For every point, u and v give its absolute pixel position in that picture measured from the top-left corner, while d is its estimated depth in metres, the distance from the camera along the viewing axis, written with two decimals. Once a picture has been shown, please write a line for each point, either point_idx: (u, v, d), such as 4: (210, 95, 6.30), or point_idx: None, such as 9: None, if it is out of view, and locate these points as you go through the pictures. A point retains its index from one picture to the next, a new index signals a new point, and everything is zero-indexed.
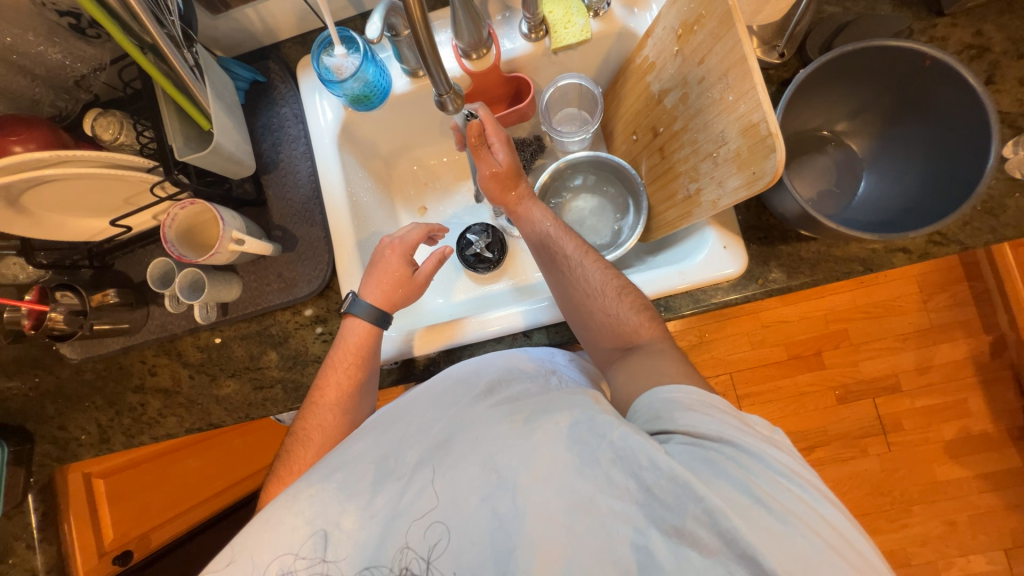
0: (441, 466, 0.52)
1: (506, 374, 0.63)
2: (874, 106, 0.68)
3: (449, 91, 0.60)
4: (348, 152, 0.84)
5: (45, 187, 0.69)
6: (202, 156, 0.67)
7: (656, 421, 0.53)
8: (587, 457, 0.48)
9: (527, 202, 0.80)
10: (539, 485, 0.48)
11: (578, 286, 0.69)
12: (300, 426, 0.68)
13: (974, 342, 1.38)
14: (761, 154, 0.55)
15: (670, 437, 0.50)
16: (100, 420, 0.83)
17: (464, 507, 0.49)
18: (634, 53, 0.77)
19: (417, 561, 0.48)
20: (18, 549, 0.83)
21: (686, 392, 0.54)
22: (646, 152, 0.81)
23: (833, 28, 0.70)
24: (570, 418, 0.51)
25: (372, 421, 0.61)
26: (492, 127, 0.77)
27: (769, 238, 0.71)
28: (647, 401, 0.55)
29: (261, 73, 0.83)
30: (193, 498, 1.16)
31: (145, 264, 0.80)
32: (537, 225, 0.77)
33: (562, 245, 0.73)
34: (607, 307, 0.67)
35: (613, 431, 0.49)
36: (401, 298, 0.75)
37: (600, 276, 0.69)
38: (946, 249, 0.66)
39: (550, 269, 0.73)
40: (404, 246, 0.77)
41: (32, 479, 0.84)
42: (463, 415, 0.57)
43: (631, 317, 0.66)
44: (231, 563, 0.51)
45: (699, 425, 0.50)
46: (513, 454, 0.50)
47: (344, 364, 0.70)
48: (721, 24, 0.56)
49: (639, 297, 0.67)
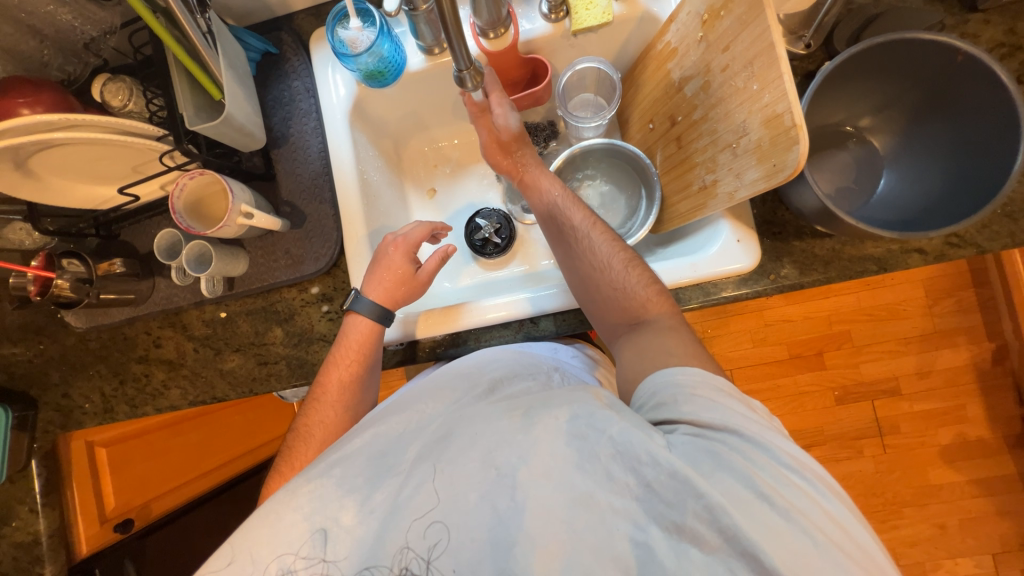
0: (440, 461, 0.52)
1: (508, 372, 0.63)
2: (899, 103, 0.67)
3: (470, 67, 0.57)
4: (359, 130, 0.82)
5: (51, 152, 0.67)
6: (214, 127, 0.65)
7: (660, 410, 0.53)
8: (586, 451, 0.48)
9: (533, 171, 0.79)
10: (539, 481, 0.48)
11: (584, 257, 0.69)
12: (303, 423, 0.69)
13: (976, 349, 1.38)
14: (783, 146, 0.54)
15: (675, 427, 0.50)
16: (103, 389, 0.85)
17: (464, 503, 0.49)
18: (656, 39, 0.75)
19: (417, 560, 0.48)
20: (22, 512, 0.86)
21: (692, 373, 0.54)
22: (661, 141, 0.80)
23: (863, 20, 0.68)
24: (569, 413, 0.51)
25: (374, 416, 0.61)
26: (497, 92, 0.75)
27: (784, 233, 0.70)
28: (651, 386, 0.56)
29: (273, 44, 0.81)
30: (197, 469, 1.19)
31: (150, 236, 0.80)
32: (545, 194, 0.76)
33: (569, 216, 0.73)
34: (614, 280, 0.67)
35: (613, 425, 0.49)
36: (403, 296, 0.74)
37: (608, 249, 0.69)
38: (962, 252, 0.65)
39: (558, 242, 0.73)
40: (407, 244, 0.76)
41: (36, 445, 0.86)
42: (462, 411, 0.57)
43: (639, 289, 0.65)
44: (231, 562, 0.51)
45: (702, 414, 0.50)
46: (513, 448, 0.50)
47: (347, 360, 0.70)
48: (750, 10, 0.55)
49: (648, 270, 0.67)
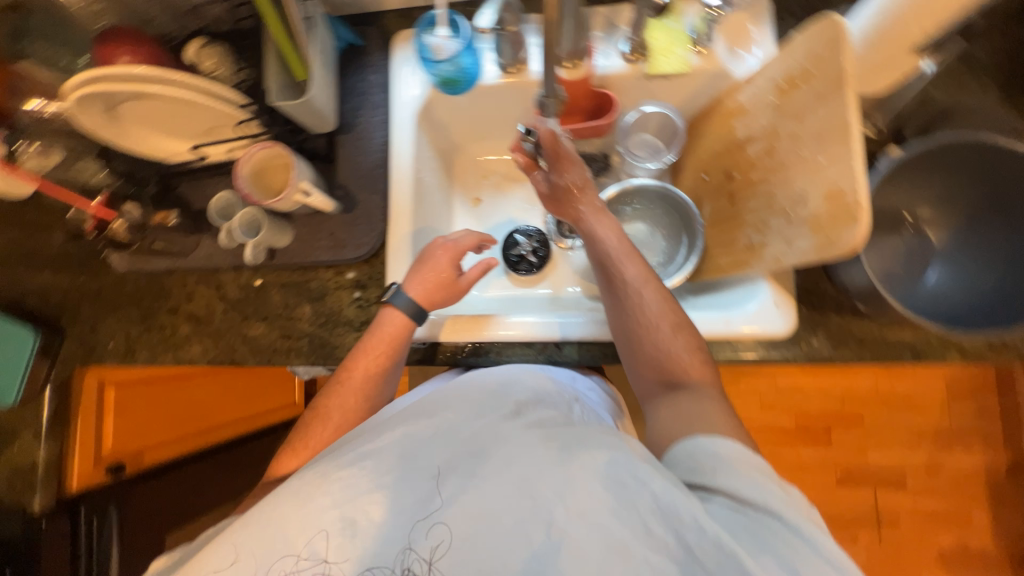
0: (475, 479, 0.52)
1: (532, 397, 0.63)
2: (962, 199, 0.66)
3: (553, 95, 0.59)
4: (423, 131, 0.85)
5: (138, 102, 0.71)
6: (293, 106, 0.68)
7: (697, 473, 0.52)
8: (623, 499, 0.48)
9: (590, 214, 0.75)
10: (574, 522, 0.48)
11: (631, 314, 0.68)
12: (323, 403, 0.70)
13: (990, 456, 1.34)
14: (841, 222, 0.54)
15: (712, 495, 0.50)
16: (130, 331, 0.87)
17: (498, 528, 0.49)
18: (726, 95, 0.76)
19: (419, 561, 0.50)
20: (25, 437, 0.89)
21: (732, 447, 0.53)
22: (713, 194, 0.82)
23: (933, 113, 0.69)
24: (608, 457, 0.50)
25: (403, 413, 0.61)
26: (550, 145, 0.71)
27: (823, 305, 0.70)
28: (688, 448, 0.55)
29: (359, 38, 0.84)
30: (193, 425, 1.20)
31: (207, 194, 0.83)
32: (598, 241, 0.73)
33: (622, 269, 0.71)
34: (659, 342, 0.66)
35: (653, 480, 0.48)
36: (441, 299, 0.75)
37: (658, 308, 0.68)
38: (1001, 357, 0.65)
39: (607, 292, 0.72)
40: (456, 249, 0.77)
41: (52, 373, 0.89)
42: (494, 431, 0.57)
43: (683, 355, 0.65)
44: (257, 530, 0.52)
45: (745, 489, 0.49)
46: (550, 482, 0.50)
47: (374, 352, 0.71)
48: (829, 85, 0.56)
49: (694, 335, 0.67)
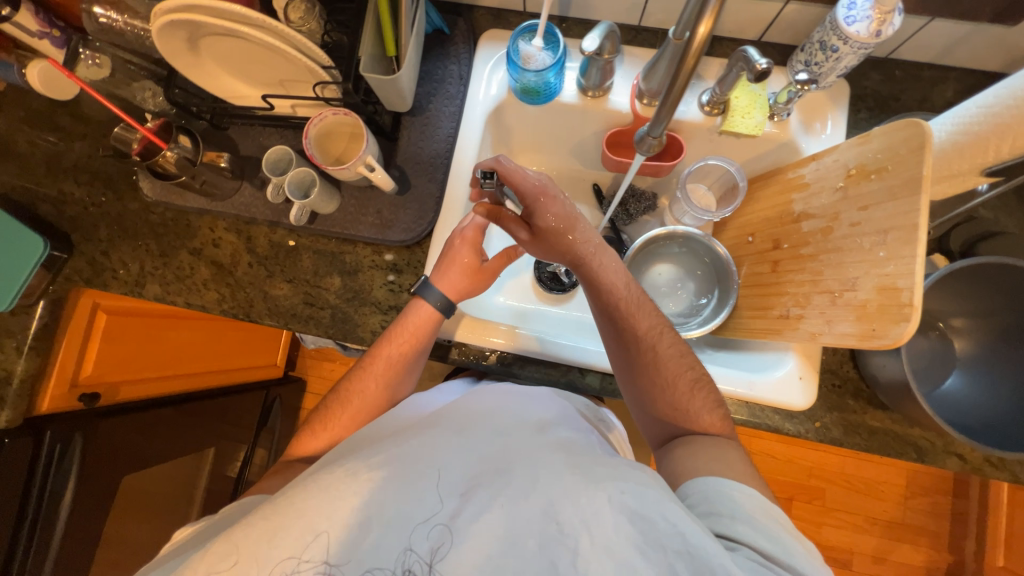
0: (500, 495, 0.54)
1: (556, 418, 0.67)
2: (994, 318, 0.69)
3: (654, 136, 0.65)
4: (489, 131, 0.85)
5: (221, 39, 0.69)
6: (381, 80, 0.67)
7: (715, 517, 0.53)
8: (649, 536, 0.48)
9: (600, 253, 0.72)
10: (598, 554, 0.48)
11: (646, 369, 0.68)
12: (346, 387, 0.73)
13: (934, 555, 1.40)
14: (891, 317, 0.57)
15: (737, 545, 0.50)
16: (144, 262, 0.83)
17: (521, 550, 0.50)
18: (790, 167, 0.79)
19: (419, 563, 0.50)
20: (7, 347, 0.85)
21: (750, 495, 0.55)
22: (754, 257, 0.83)
23: (981, 231, 0.72)
24: (635, 490, 0.51)
25: (438, 418, 0.67)
26: (514, 176, 0.66)
27: (842, 388, 0.72)
28: (703, 488, 0.57)
29: (447, 25, 0.84)
30: (177, 367, 1.16)
31: (259, 143, 0.81)
32: (608, 289, 0.70)
33: (634, 323, 0.69)
34: (676, 399, 0.68)
35: (682, 520, 0.49)
36: (468, 287, 0.75)
37: (675, 365, 0.68)
38: (996, 473, 0.68)
39: (617, 343, 0.71)
40: (473, 236, 0.74)
41: (49, 289, 0.87)
42: (517, 449, 0.60)
43: (701, 413, 0.66)
44: (274, 516, 0.52)
45: (764, 542, 0.50)
46: (578, 509, 0.51)
47: (398, 339, 0.72)
48: (903, 185, 0.58)
49: (713, 395, 0.68)
